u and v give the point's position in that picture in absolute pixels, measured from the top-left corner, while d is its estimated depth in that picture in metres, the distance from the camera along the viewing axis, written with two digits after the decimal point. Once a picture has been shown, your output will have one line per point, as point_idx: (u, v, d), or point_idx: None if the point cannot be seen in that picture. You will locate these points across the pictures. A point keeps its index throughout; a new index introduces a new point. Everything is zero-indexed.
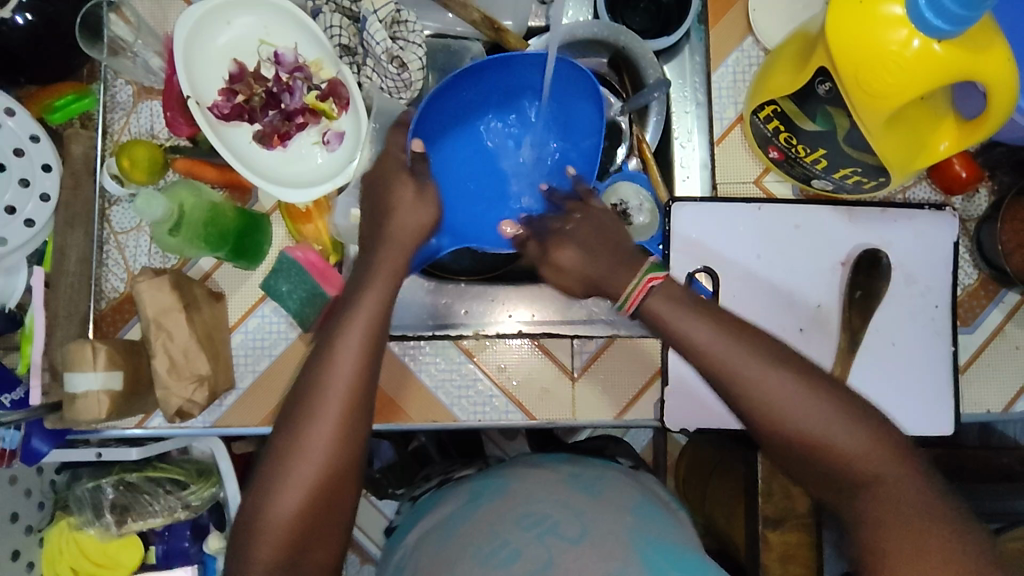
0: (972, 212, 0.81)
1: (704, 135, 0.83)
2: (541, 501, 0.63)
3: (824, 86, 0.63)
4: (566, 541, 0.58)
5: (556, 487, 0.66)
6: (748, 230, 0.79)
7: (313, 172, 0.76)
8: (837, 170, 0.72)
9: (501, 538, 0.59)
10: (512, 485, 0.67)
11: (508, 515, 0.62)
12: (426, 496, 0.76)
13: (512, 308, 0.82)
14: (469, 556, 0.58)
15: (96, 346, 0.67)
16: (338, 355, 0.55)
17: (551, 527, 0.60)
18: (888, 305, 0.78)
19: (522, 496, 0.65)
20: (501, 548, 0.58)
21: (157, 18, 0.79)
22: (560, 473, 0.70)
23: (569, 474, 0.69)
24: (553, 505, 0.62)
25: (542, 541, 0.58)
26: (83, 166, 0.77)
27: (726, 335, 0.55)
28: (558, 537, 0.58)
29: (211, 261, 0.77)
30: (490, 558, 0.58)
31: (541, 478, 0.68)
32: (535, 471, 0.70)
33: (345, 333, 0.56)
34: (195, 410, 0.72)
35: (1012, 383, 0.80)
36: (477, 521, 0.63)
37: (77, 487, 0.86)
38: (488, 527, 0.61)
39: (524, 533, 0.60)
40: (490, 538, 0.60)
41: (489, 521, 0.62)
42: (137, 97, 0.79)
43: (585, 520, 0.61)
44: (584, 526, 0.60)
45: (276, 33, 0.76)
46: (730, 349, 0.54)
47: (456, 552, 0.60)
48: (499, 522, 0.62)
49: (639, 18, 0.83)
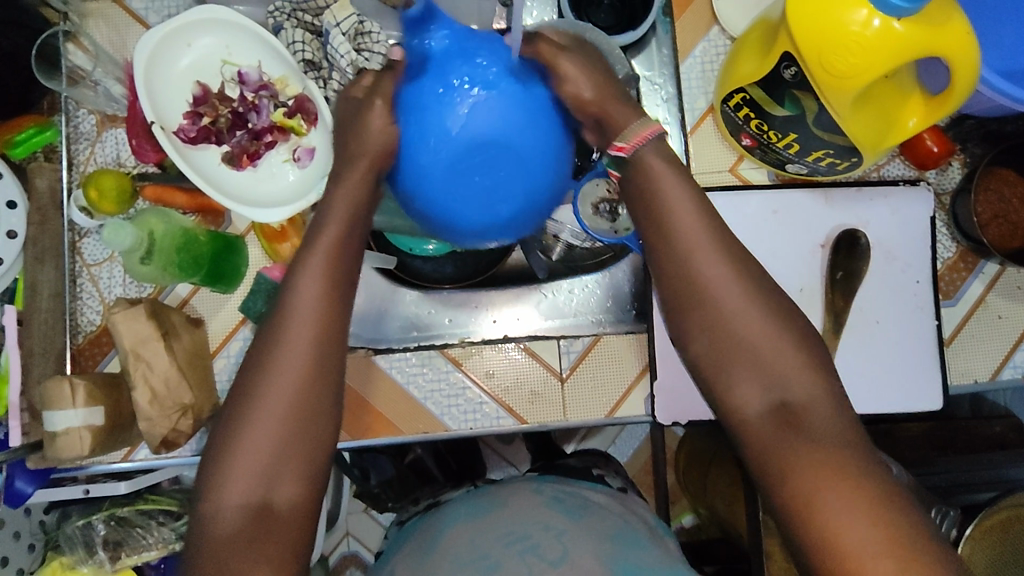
0: (947, 185, 0.81)
1: (678, 127, 0.81)
2: (524, 521, 0.63)
3: (789, 71, 0.62)
4: (547, 564, 0.58)
5: (537, 508, 0.65)
6: (726, 219, 0.79)
7: (283, 193, 0.75)
8: (811, 154, 0.71)
9: (481, 549, 0.60)
10: (499, 505, 0.66)
11: (491, 530, 0.62)
12: (414, 518, 0.74)
13: (496, 313, 0.82)
14: (447, 566, 0.60)
15: (73, 382, 0.65)
16: (313, 385, 0.52)
17: (532, 547, 0.60)
18: (871, 283, 0.79)
19: (507, 515, 0.64)
20: (481, 563, 0.59)
21: (116, 44, 0.79)
22: (543, 494, 0.69)
23: (553, 495, 0.68)
24: (534, 525, 0.62)
25: (522, 558, 0.58)
26: (50, 201, 0.75)
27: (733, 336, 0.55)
28: (538, 557, 0.58)
29: (188, 286, 0.76)
30: (470, 569, 0.58)
31: (527, 501, 0.67)
32: (518, 489, 0.69)
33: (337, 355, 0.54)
34: (181, 439, 0.71)
35: (997, 352, 0.81)
36: (461, 533, 0.64)
37: (67, 526, 0.85)
38: (468, 539, 0.62)
39: (505, 549, 0.60)
40: (470, 548, 0.61)
41: (468, 534, 0.63)
42: (102, 126, 0.78)
43: (566, 540, 0.60)
44: (564, 547, 0.59)
45: (239, 52, 0.75)
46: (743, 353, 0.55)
47: (445, 567, 0.60)
48: (479, 538, 0.62)
49: (604, 14, 0.79)
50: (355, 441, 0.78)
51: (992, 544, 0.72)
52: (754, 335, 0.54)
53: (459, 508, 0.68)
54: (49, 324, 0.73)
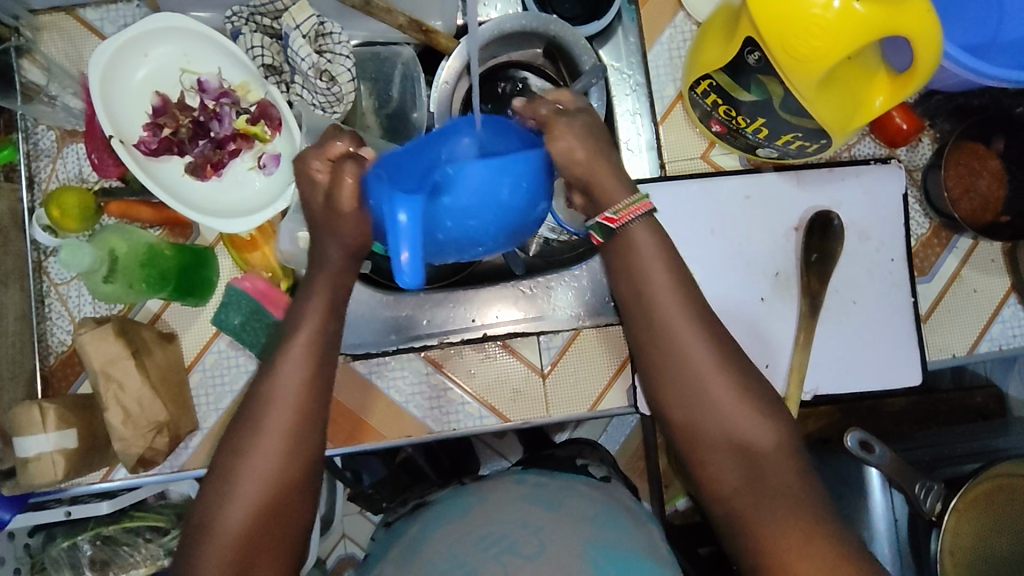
0: (918, 161, 0.81)
1: (647, 116, 0.81)
2: (501, 521, 0.63)
3: (753, 56, 0.62)
4: (523, 559, 0.58)
5: (517, 504, 0.65)
6: (700, 207, 0.79)
7: (250, 201, 0.73)
8: (780, 138, 0.71)
9: (459, 558, 0.60)
10: (476, 508, 0.66)
11: (469, 534, 0.62)
12: (399, 519, 0.74)
13: (475, 312, 0.80)
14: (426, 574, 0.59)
15: (43, 407, 0.64)
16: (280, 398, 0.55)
17: (508, 547, 0.59)
18: (846, 263, 0.79)
19: (485, 516, 0.64)
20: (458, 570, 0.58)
21: (72, 58, 0.77)
22: (524, 484, 0.69)
23: (531, 490, 0.68)
24: (512, 523, 0.62)
25: (499, 560, 0.58)
26: (11, 220, 0.72)
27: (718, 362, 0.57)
28: (514, 555, 0.58)
29: (159, 301, 0.75)
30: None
31: (505, 500, 0.66)
32: (502, 486, 0.69)
33: (296, 370, 0.55)
34: (158, 456, 0.70)
35: (973, 326, 0.81)
36: (442, 539, 0.63)
37: (52, 548, 0.82)
38: (447, 548, 0.61)
39: (482, 552, 0.59)
40: (448, 557, 0.60)
41: (447, 542, 0.62)
42: (62, 142, 0.76)
43: (543, 536, 0.60)
44: (540, 542, 0.59)
45: (197, 59, 0.74)
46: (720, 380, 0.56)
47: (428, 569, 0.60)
48: (457, 544, 0.61)
49: (568, 4, 0.78)
50: (339, 448, 0.78)
51: (976, 515, 0.71)
52: (701, 366, 0.56)
53: (444, 511, 0.68)
54: (18, 347, 0.71)
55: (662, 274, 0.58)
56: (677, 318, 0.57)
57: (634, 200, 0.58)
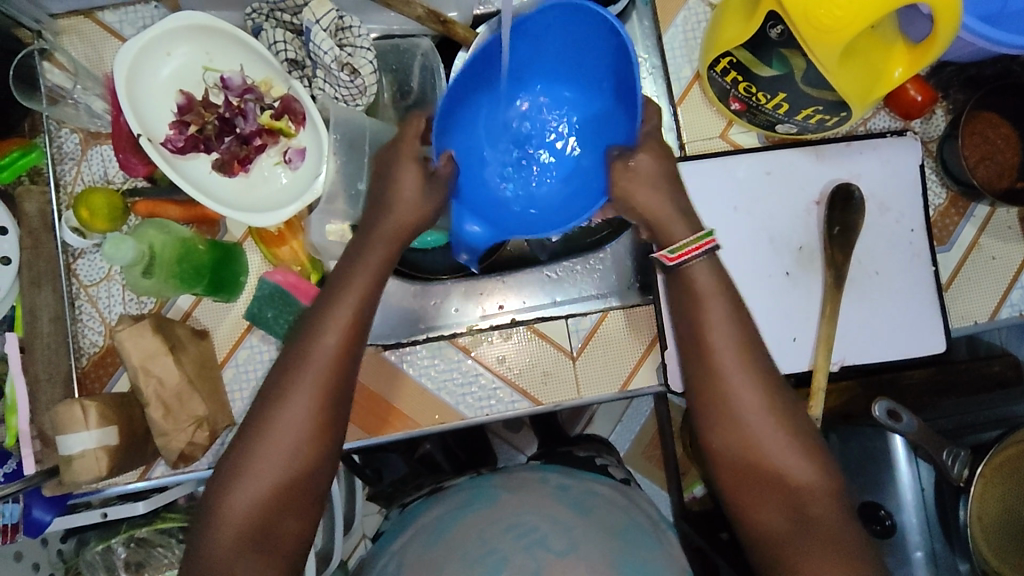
0: (933, 132, 0.83)
1: (665, 99, 0.82)
2: (530, 511, 0.63)
3: (776, 30, 0.63)
4: (554, 555, 0.58)
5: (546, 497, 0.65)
6: (722, 185, 0.80)
7: (279, 197, 0.74)
8: (800, 112, 0.72)
9: (490, 544, 0.60)
10: (501, 495, 0.66)
11: (496, 523, 0.62)
12: (416, 501, 0.74)
13: (501, 299, 0.81)
14: (457, 558, 0.59)
15: (85, 405, 0.64)
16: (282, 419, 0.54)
17: (540, 540, 0.59)
18: (867, 234, 0.80)
19: (513, 505, 0.64)
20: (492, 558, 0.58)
21: (93, 59, 0.77)
22: (548, 485, 0.68)
23: (557, 485, 0.68)
24: (542, 516, 0.62)
25: (530, 551, 0.58)
26: (41, 224, 0.73)
27: (744, 377, 0.57)
28: (546, 549, 0.58)
29: (189, 299, 0.76)
30: (478, 562, 0.58)
31: (538, 492, 0.66)
32: (525, 480, 0.69)
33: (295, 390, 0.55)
34: (197, 451, 0.71)
35: (993, 291, 0.83)
36: (473, 523, 0.63)
37: (87, 552, 0.80)
38: (478, 533, 0.61)
39: (514, 541, 0.59)
40: (479, 543, 0.60)
41: (478, 527, 0.62)
42: (86, 144, 0.77)
43: (574, 535, 0.60)
44: (571, 539, 0.59)
45: (219, 57, 0.74)
46: (748, 396, 0.57)
47: (467, 546, 0.60)
48: (488, 531, 0.61)
49: None
50: (372, 437, 0.80)
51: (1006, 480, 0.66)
52: (730, 386, 0.57)
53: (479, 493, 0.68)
54: (53, 348, 0.72)
55: (710, 305, 0.59)
56: (717, 335, 0.58)
57: (697, 237, 0.60)
